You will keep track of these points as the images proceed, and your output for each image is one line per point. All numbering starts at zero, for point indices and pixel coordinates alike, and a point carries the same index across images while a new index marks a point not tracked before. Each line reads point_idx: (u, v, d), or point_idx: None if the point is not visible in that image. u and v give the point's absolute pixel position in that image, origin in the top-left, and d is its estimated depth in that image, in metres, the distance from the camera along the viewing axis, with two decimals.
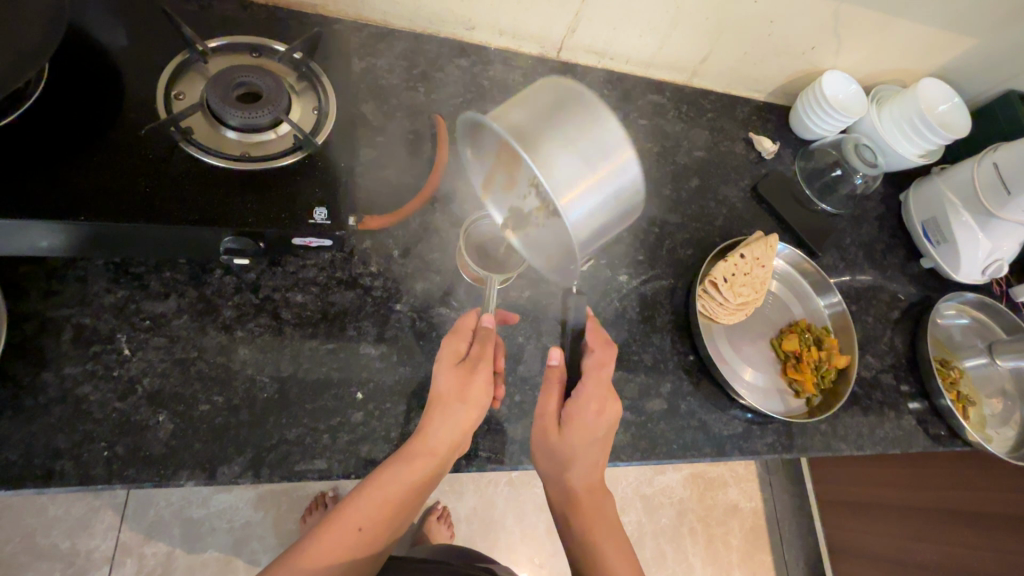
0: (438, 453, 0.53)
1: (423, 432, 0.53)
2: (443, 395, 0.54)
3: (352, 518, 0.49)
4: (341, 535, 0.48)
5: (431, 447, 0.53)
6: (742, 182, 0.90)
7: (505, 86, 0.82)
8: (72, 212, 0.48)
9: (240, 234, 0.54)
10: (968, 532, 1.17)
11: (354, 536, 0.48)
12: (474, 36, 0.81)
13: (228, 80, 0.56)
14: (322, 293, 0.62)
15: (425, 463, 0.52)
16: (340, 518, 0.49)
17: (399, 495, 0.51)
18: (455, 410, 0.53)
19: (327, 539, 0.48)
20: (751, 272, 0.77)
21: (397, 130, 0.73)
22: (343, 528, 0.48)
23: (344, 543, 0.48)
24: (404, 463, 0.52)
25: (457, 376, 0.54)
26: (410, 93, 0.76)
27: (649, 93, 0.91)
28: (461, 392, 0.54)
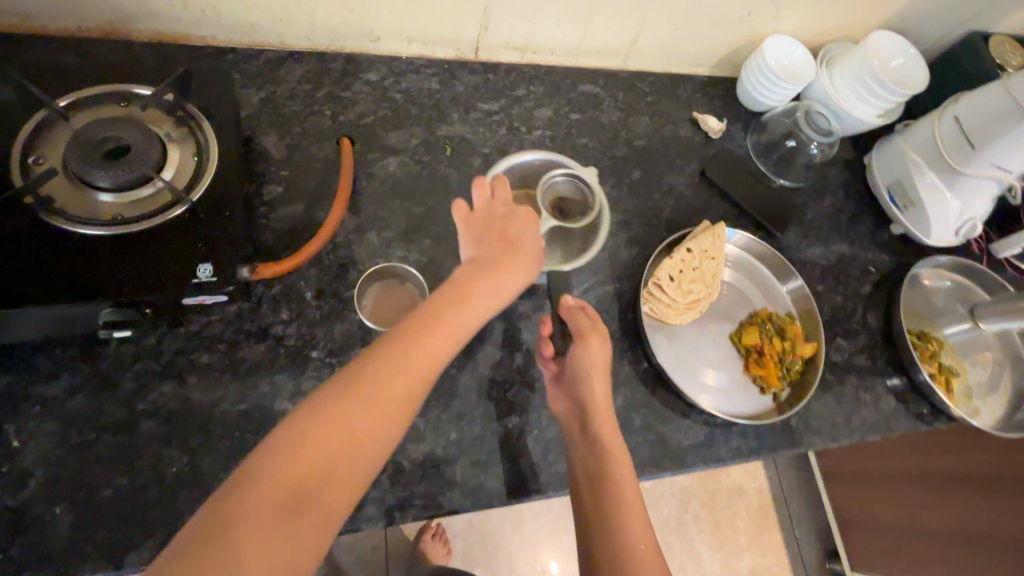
0: (511, 287, 0.56)
1: (499, 268, 0.55)
2: (522, 244, 0.58)
3: (435, 339, 0.47)
4: (425, 357, 0.46)
5: (507, 283, 0.55)
6: (690, 167, 0.84)
7: (422, 97, 0.77)
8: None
9: (120, 305, 0.50)
10: (980, 498, 1.12)
11: (436, 361, 0.46)
12: (380, 47, 0.76)
13: (90, 139, 0.52)
14: (229, 349, 0.58)
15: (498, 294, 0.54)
16: (421, 339, 0.46)
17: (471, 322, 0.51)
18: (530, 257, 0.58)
19: (410, 358, 0.45)
20: (700, 266, 0.72)
21: (302, 161, 0.68)
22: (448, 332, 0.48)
23: (429, 363, 0.46)
24: (481, 289, 0.53)
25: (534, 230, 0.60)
26: (316, 118, 0.71)
27: (581, 84, 0.85)
28: (534, 249, 0.59)
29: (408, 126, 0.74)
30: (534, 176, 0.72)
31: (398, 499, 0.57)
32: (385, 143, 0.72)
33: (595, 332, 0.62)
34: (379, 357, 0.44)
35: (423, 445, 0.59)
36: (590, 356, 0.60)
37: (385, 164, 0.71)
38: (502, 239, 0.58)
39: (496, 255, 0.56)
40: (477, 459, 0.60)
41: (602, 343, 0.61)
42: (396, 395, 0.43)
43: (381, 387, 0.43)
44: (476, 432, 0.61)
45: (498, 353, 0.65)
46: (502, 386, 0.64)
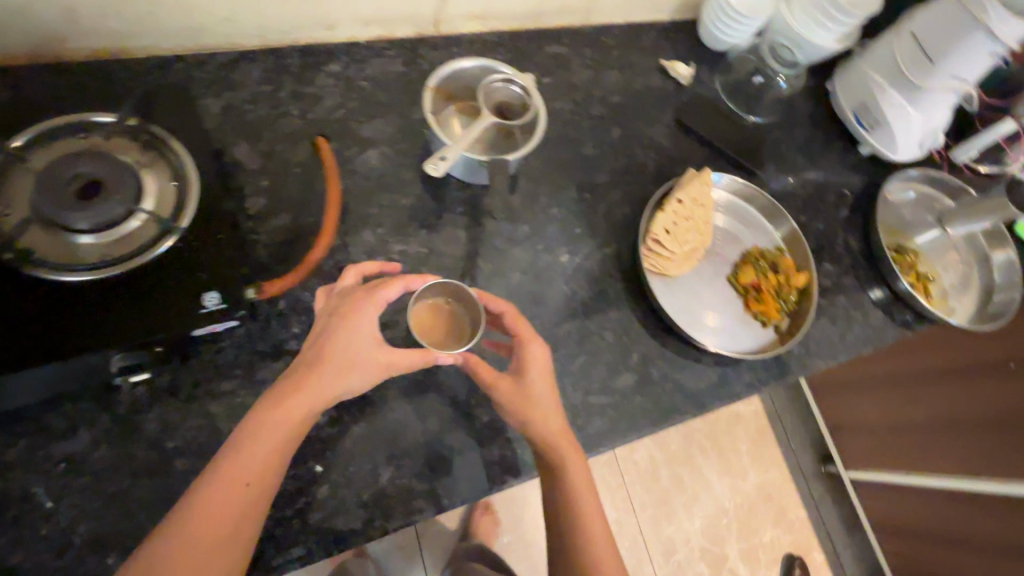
0: (322, 401, 0.49)
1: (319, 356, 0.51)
2: (329, 363, 0.50)
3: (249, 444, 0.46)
4: (226, 496, 0.44)
5: (313, 404, 0.49)
6: (666, 117, 0.84)
7: (388, 83, 0.73)
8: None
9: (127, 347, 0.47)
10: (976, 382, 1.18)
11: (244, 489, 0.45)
12: (337, 34, 0.72)
13: (59, 180, 0.48)
14: (248, 373, 0.57)
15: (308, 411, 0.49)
16: (232, 481, 0.44)
17: (266, 466, 0.46)
18: (336, 363, 0.51)
19: (223, 483, 0.44)
20: (692, 215, 0.74)
21: (279, 167, 0.65)
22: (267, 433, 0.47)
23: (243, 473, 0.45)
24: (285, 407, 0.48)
25: (364, 326, 0.53)
26: (283, 120, 0.68)
27: (546, 45, 0.83)
28: (349, 364, 0.51)
29: (381, 116, 0.71)
30: (457, 90, 0.69)
31: (445, 487, 0.58)
32: (360, 136, 0.69)
33: (529, 336, 0.59)
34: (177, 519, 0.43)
35: (459, 431, 0.60)
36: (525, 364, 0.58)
37: (364, 158, 0.69)
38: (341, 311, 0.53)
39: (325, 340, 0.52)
40: (512, 435, 0.62)
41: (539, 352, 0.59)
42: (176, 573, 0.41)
43: (186, 542, 0.42)
44: None
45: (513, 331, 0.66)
46: None
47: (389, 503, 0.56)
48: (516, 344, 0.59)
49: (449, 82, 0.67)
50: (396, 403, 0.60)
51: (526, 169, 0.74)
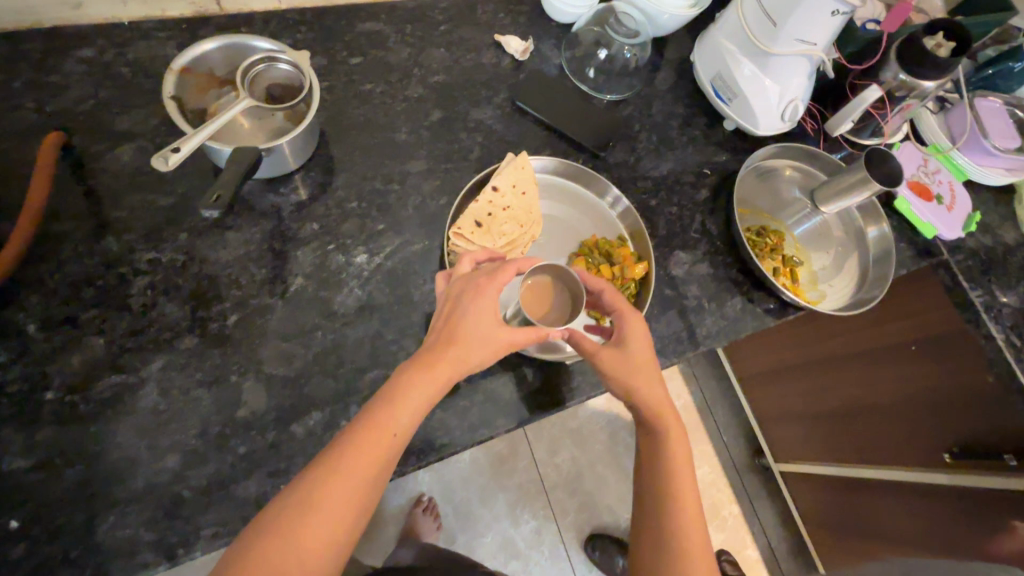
0: (471, 355, 0.49)
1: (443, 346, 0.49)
2: (456, 354, 0.49)
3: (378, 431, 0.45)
4: (353, 467, 0.43)
5: (422, 402, 0.47)
6: (499, 97, 0.76)
7: (157, 68, 0.64)
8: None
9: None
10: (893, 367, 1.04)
11: (372, 464, 0.44)
12: (90, 14, 0.63)
13: None
14: None
15: (440, 385, 0.48)
16: (330, 465, 0.43)
17: (379, 464, 0.44)
18: (472, 335, 0.50)
19: (352, 464, 0.43)
20: (511, 203, 0.66)
21: (1, 169, 0.56)
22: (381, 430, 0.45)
23: (370, 460, 0.44)
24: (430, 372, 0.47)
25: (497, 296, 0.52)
26: (14, 115, 0.58)
27: (359, 22, 0.74)
28: (475, 349, 0.50)
29: (143, 106, 0.62)
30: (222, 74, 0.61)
31: (181, 536, 0.49)
32: (114, 130, 0.61)
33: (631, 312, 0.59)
34: (295, 512, 0.41)
35: (205, 468, 0.51)
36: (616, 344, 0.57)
37: (116, 155, 0.60)
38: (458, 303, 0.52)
39: (446, 329, 0.51)
40: (275, 468, 0.53)
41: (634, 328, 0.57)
42: (307, 552, 0.40)
43: (324, 491, 0.42)
44: (271, 440, 0.54)
45: (287, 347, 0.57)
46: (298, 383, 0.56)
47: (105, 559, 0.47)
48: (616, 318, 0.58)
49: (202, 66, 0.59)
50: (127, 438, 0.51)
51: (323, 160, 0.66)
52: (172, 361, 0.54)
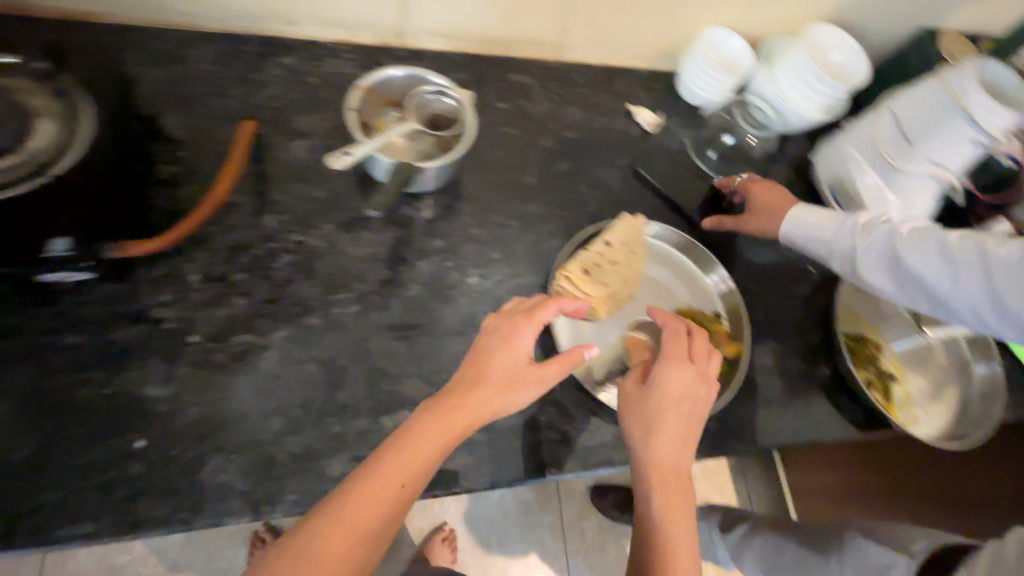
0: (487, 409, 0.50)
1: (461, 392, 0.50)
2: (474, 399, 0.50)
3: (382, 474, 0.45)
4: (360, 506, 0.44)
5: (432, 448, 0.47)
6: (621, 160, 0.82)
7: (338, 82, 0.75)
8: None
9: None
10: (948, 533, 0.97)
11: (377, 506, 0.45)
12: (299, 31, 0.74)
13: None
14: (101, 330, 0.55)
15: (451, 432, 0.48)
16: (333, 507, 0.44)
17: (383, 509, 0.45)
18: (490, 391, 0.50)
19: (351, 510, 0.44)
20: (619, 259, 0.69)
21: (200, 142, 0.66)
22: (387, 475, 0.46)
23: (373, 505, 0.44)
24: (444, 418, 0.48)
25: (520, 347, 0.53)
26: (222, 100, 0.69)
27: (511, 73, 0.83)
28: (495, 392, 0.50)
29: (322, 110, 0.72)
30: (394, 96, 0.69)
31: (268, 494, 0.53)
32: (294, 126, 0.70)
33: (678, 357, 0.56)
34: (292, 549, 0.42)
35: (301, 437, 0.56)
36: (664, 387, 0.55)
37: (291, 147, 0.69)
38: (488, 340, 0.53)
39: (469, 371, 0.52)
40: (360, 454, 0.56)
41: (681, 369, 0.55)
42: None
43: (318, 535, 0.43)
44: (361, 426, 0.57)
45: (393, 345, 0.62)
46: (395, 379, 0.60)
47: (200, 499, 0.52)
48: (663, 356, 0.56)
49: (381, 88, 0.67)
50: (243, 394, 0.56)
51: (457, 186, 0.73)
52: (296, 334, 0.60)
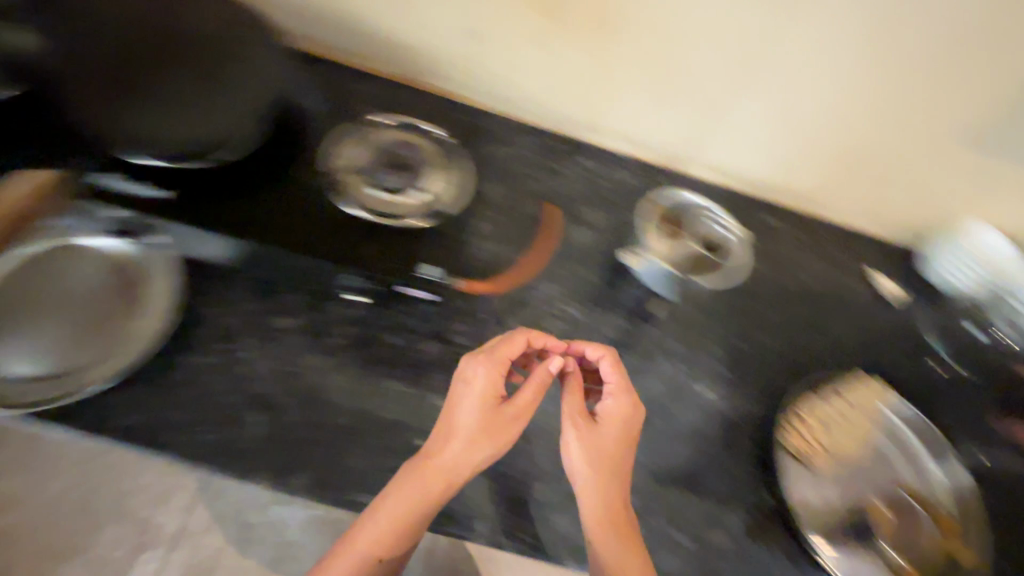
0: (458, 468, 0.55)
1: (446, 455, 0.55)
2: (433, 465, 0.55)
3: (376, 515, 0.54)
4: (374, 543, 0.54)
5: (414, 502, 0.54)
6: (855, 321, 0.84)
7: (619, 188, 0.87)
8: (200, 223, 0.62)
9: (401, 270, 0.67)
10: None
11: (369, 542, 0.54)
12: (600, 140, 0.89)
13: (386, 151, 0.71)
14: (413, 339, 0.67)
15: (432, 497, 0.54)
16: (350, 537, 0.54)
17: (379, 544, 0.54)
18: (457, 451, 0.55)
19: (357, 544, 0.54)
20: (849, 415, 0.73)
21: (509, 209, 0.80)
22: (373, 519, 0.54)
23: (377, 542, 0.54)
24: (424, 477, 0.54)
25: (466, 400, 0.57)
26: (530, 180, 0.84)
27: (763, 215, 0.90)
28: (448, 457, 0.55)
29: (604, 209, 0.85)
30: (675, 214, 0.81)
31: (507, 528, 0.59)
32: (581, 216, 0.83)
33: (617, 390, 0.61)
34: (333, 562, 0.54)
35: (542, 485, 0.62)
36: (624, 438, 0.60)
37: (575, 232, 0.82)
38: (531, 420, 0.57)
39: (467, 434, 0.56)
40: None
41: (614, 400, 0.60)
42: None
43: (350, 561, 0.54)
44: None
45: None
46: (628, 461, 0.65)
47: (456, 511, 0.59)
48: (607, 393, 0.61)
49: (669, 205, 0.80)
50: None
51: (702, 302, 0.80)
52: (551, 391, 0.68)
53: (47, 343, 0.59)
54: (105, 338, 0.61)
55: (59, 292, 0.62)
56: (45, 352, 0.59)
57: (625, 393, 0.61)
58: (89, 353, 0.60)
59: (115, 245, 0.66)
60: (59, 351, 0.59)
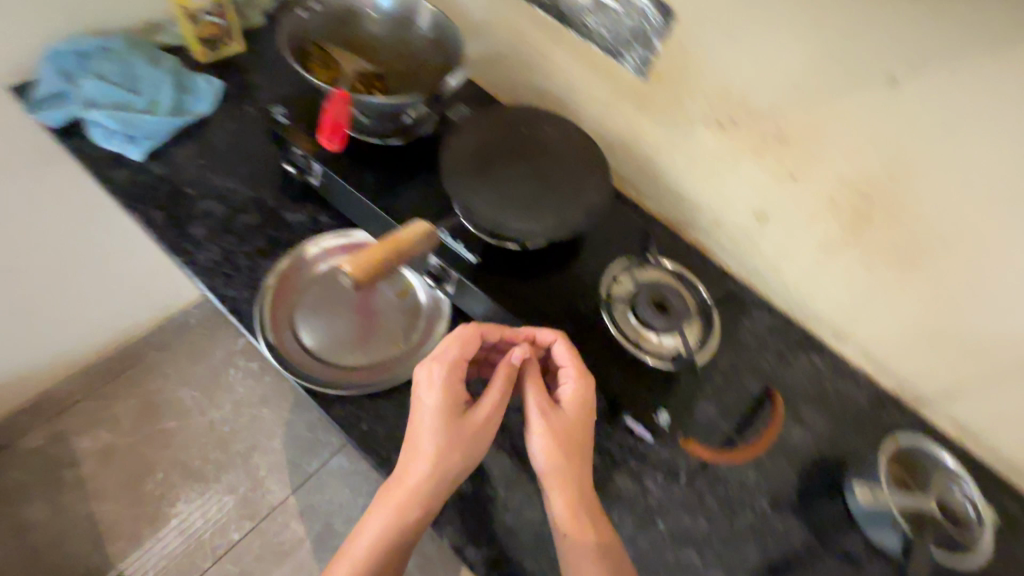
0: (432, 480, 0.59)
1: (425, 437, 0.60)
2: (424, 447, 0.59)
3: (390, 495, 0.59)
4: (392, 525, 0.58)
5: (415, 484, 0.58)
6: None
7: (848, 401, 0.84)
8: (495, 293, 0.72)
9: (633, 400, 0.69)
10: None
11: (395, 529, 0.58)
12: (840, 347, 0.88)
13: (653, 290, 0.74)
14: (611, 467, 0.70)
15: (426, 478, 0.58)
16: (370, 517, 0.59)
17: (391, 526, 0.58)
18: (423, 469, 0.58)
19: (378, 526, 0.58)
20: None
21: (733, 376, 0.80)
22: (391, 499, 0.59)
23: (396, 524, 0.58)
24: (413, 460, 0.59)
25: (429, 417, 0.60)
26: (759, 357, 0.84)
27: (1011, 500, 0.79)
28: (446, 444, 0.59)
29: (826, 416, 0.82)
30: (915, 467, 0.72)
31: None
32: (799, 413, 0.81)
33: (570, 374, 0.64)
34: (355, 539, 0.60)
35: None
36: (556, 436, 0.61)
37: (790, 428, 0.80)
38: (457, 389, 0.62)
39: (442, 419, 0.60)
40: None
41: (574, 387, 0.63)
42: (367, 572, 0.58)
43: (378, 543, 0.58)
44: None
45: None
46: None
47: None
48: (563, 372, 0.64)
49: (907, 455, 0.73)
50: None
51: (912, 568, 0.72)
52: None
53: (343, 344, 0.73)
54: (381, 359, 0.73)
55: (365, 305, 0.76)
56: (338, 350, 0.72)
57: (580, 374, 0.64)
58: (367, 367, 0.72)
59: (416, 285, 0.79)
60: (348, 354, 0.72)
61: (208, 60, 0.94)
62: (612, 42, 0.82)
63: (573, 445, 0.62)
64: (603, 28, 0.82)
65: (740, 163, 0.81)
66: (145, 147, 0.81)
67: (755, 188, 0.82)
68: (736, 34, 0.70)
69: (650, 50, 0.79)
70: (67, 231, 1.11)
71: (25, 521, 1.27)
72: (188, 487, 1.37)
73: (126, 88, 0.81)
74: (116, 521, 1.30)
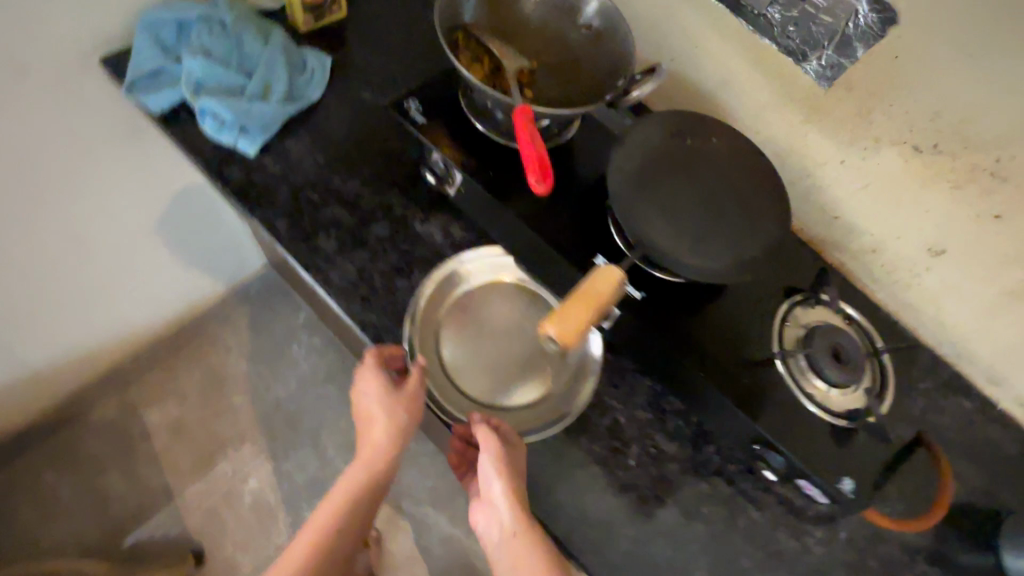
0: (373, 453, 0.64)
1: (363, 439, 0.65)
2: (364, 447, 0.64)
3: (337, 490, 0.63)
4: (327, 505, 0.63)
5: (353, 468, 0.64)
6: None
7: (996, 449, 0.80)
8: (665, 338, 0.66)
9: (817, 463, 0.63)
10: None
11: (327, 508, 0.63)
12: (993, 390, 0.82)
13: (829, 336, 0.68)
14: (774, 524, 0.67)
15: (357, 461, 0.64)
16: (321, 520, 0.62)
17: (336, 511, 0.63)
18: (371, 454, 0.63)
19: (325, 520, 0.62)
20: None
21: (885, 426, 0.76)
22: (336, 495, 0.63)
23: (340, 506, 0.63)
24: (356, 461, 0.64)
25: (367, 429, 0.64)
26: (909, 401, 0.80)
27: None
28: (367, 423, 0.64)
29: (974, 468, 0.78)
30: None
31: None
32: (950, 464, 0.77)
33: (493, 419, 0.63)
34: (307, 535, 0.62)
35: None
36: (489, 457, 0.59)
37: None
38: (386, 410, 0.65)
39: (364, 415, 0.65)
40: None
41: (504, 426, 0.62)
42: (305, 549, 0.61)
43: (325, 535, 0.61)
44: None
45: None
46: None
47: None
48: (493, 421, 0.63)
49: None
50: None
51: None
52: None
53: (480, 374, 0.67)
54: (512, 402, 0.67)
55: (516, 331, 0.70)
56: (477, 382, 0.67)
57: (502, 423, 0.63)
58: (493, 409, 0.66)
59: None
60: (486, 389, 0.67)
61: (311, 29, 0.82)
62: (797, 41, 0.70)
63: (509, 461, 0.60)
64: (789, 24, 0.70)
65: (927, 194, 0.72)
66: (260, 139, 0.71)
67: (938, 222, 0.73)
68: (975, 52, 0.60)
69: (846, 56, 0.68)
70: (140, 207, 1.03)
71: (104, 493, 1.27)
72: (259, 464, 1.36)
73: (227, 64, 0.71)
74: (193, 495, 1.31)
